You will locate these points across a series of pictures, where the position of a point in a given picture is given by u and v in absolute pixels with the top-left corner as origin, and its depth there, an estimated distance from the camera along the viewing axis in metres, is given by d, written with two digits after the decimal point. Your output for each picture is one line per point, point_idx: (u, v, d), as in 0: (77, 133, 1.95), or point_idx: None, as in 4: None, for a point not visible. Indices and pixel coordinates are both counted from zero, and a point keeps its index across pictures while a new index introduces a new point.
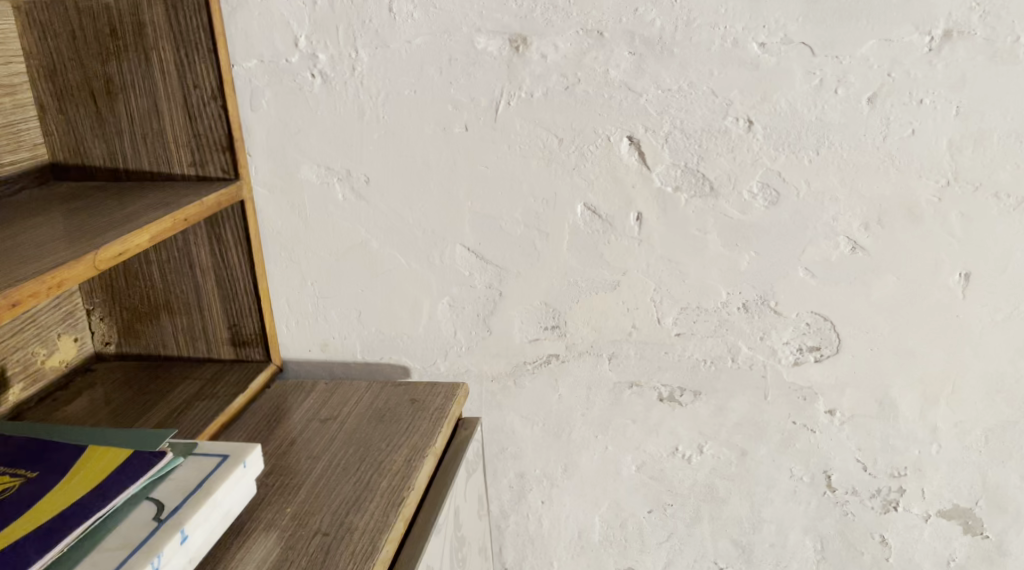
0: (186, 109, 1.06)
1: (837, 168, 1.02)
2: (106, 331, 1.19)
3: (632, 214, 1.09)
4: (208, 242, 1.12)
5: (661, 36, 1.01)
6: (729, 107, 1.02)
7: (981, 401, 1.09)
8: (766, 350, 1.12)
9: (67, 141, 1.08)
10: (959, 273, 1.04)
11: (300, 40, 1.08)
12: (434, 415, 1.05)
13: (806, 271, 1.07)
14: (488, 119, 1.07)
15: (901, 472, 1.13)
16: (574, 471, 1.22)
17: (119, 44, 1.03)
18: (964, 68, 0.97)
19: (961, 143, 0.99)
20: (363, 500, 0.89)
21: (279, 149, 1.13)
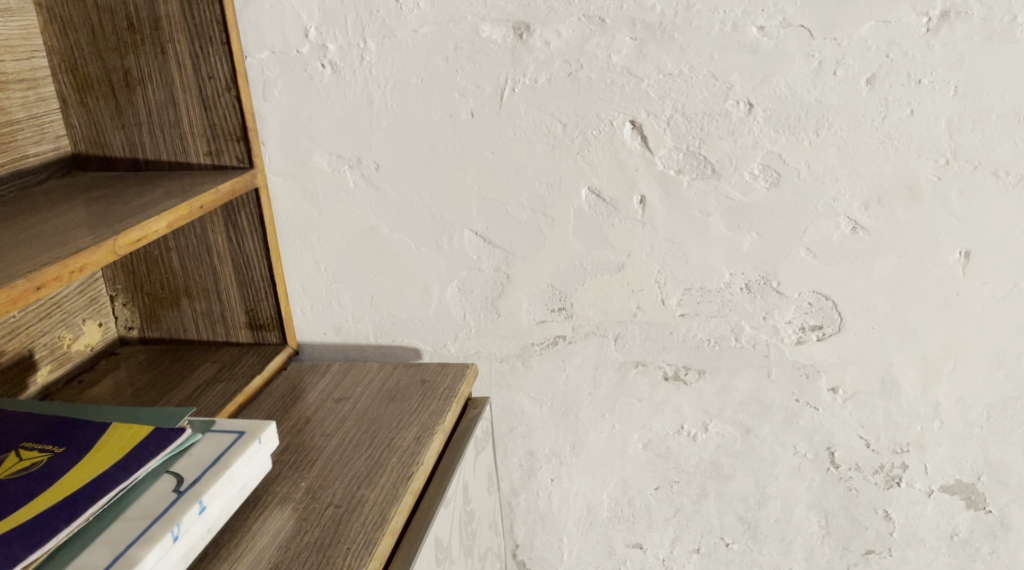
0: (202, 99, 1.09)
1: (837, 149, 1.04)
2: (129, 316, 1.24)
3: (635, 197, 1.11)
4: (224, 228, 1.16)
5: (662, 21, 1.03)
6: (730, 90, 1.04)
7: (983, 377, 1.10)
8: (769, 329, 1.14)
9: (88, 132, 1.12)
10: (959, 252, 1.06)
11: (310, 31, 1.11)
12: (443, 394, 1.08)
13: (807, 251, 1.09)
14: (494, 105, 1.10)
15: (904, 448, 1.15)
16: (582, 449, 1.25)
17: (136, 37, 1.07)
18: (961, 48, 0.98)
19: (959, 123, 1.00)
20: (374, 475, 0.93)
21: (292, 138, 1.16)
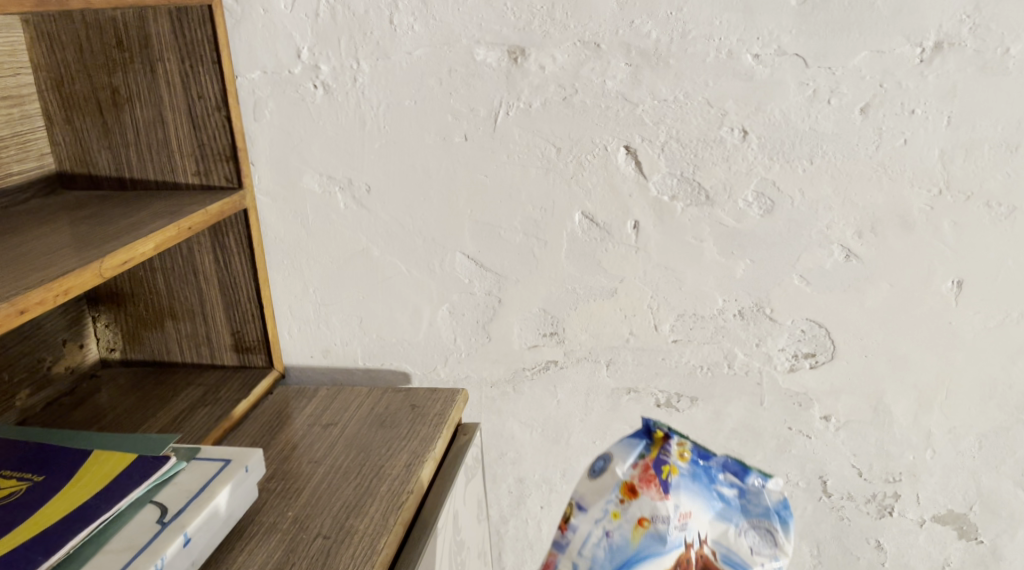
0: (191, 119, 1.08)
1: (831, 177, 1.04)
2: (111, 338, 1.22)
3: (629, 221, 1.10)
4: (211, 250, 1.14)
5: (658, 47, 1.02)
6: (724, 117, 1.04)
7: (975, 407, 1.10)
8: (762, 356, 1.13)
9: (74, 150, 1.10)
10: (951, 281, 1.06)
11: (303, 51, 1.09)
12: (433, 420, 1.06)
13: (801, 278, 1.09)
14: (487, 128, 1.09)
15: (896, 477, 1.15)
16: (573, 476, 1.24)
17: (125, 55, 1.05)
18: (954, 79, 0.98)
19: (952, 153, 1.01)
20: (363, 504, 0.90)
21: (282, 159, 1.15)
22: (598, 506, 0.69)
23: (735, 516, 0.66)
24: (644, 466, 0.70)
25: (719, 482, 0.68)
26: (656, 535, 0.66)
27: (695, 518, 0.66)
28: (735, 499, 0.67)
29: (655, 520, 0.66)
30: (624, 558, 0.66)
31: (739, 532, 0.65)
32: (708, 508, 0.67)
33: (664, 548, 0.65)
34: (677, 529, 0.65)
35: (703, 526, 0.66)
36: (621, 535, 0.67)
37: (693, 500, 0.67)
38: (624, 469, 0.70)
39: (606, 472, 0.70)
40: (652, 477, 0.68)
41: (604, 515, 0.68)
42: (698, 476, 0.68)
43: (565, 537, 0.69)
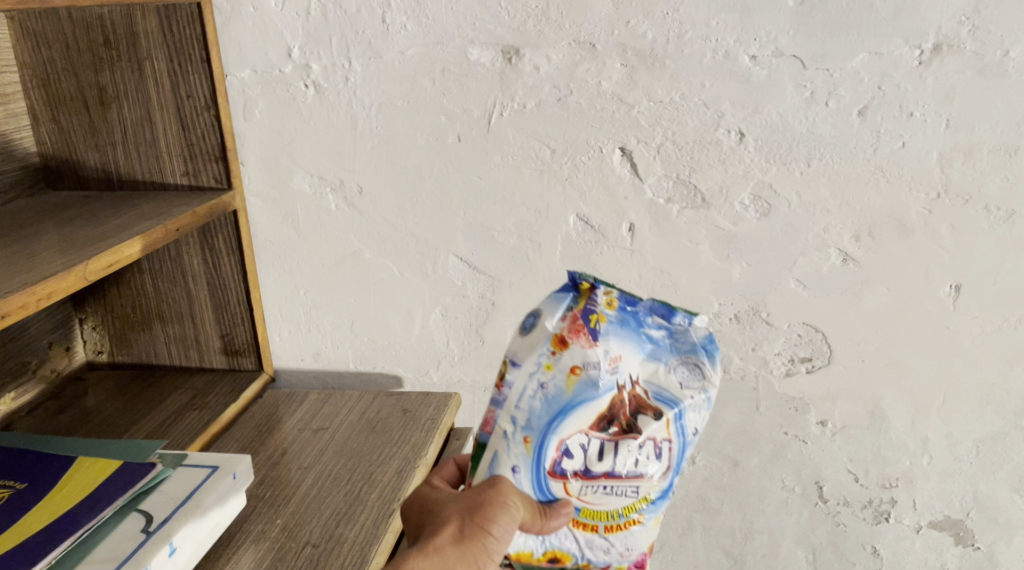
0: (180, 118, 1.06)
1: (828, 180, 1.03)
2: (98, 340, 1.20)
3: (624, 224, 1.09)
4: (200, 251, 1.12)
5: (654, 48, 1.01)
6: (721, 119, 1.03)
7: (972, 413, 1.09)
8: (758, 361, 1.12)
9: (60, 149, 1.09)
10: (949, 285, 1.05)
11: (293, 50, 1.08)
12: (425, 425, 1.05)
13: (797, 282, 1.08)
14: (481, 129, 1.08)
15: (892, 483, 1.14)
16: None
17: (112, 53, 1.03)
18: (953, 81, 0.97)
19: (950, 156, 0.99)
20: (353, 512, 0.89)
21: (273, 159, 1.13)
22: (531, 361, 0.68)
23: (664, 355, 0.71)
24: (572, 316, 0.69)
25: (648, 324, 0.72)
26: (589, 381, 0.68)
27: (625, 361, 0.69)
28: (664, 339, 0.72)
29: (588, 367, 0.68)
30: (560, 406, 0.68)
31: (669, 369, 0.70)
32: (636, 350, 0.70)
33: (597, 393, 0.68)
34: (609, 373, 0.68)
35: (633, 367, 0.70)
36: (556, 385, 0.68)
37: (623, 345, 0.69)
38: (554, 321, 0.69)
39: (536, 325, 0.69)
40: (582, 327, 0.68)
41: (537, 368, 0.68)
42: (628, 320, 0.70)
43: (501, 393, 0.69)
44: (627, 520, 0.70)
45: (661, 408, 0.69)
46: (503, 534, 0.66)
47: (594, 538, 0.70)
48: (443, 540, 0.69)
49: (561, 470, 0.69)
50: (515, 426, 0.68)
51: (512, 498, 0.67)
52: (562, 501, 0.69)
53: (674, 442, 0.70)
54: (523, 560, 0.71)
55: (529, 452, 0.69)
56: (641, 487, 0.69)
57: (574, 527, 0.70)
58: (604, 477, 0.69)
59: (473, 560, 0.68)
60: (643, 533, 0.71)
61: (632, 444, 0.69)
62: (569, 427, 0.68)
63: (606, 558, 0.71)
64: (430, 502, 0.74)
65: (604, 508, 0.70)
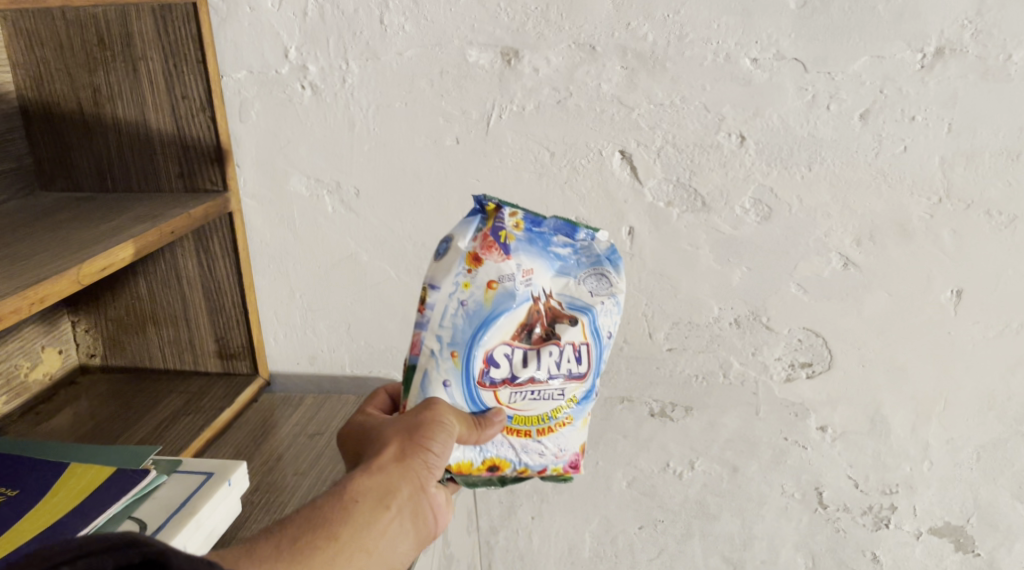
0: (175, 120, 1.05)
1: (829, 185, 1.02)
2: (91, 344, 1.18)
3: (624, 228, 1.08)
4: (195, 254, 1.11)
5: (654, 50, 1.00)
6: (721, 122, 1.02)
7: (973, 418, 1.08)
8: (758, 366, 1.11)
9: (53, 150, 1.07)
10: (950, 290, 1.04)
11: (290, 51, 1.06)
12: None
13: (798, 287, 1.07)
14: (479, 132, 1.07)
15: (892, 489, 1.13)
16: (564, 486, 1.22)
17: (106, 53, 1.02)
18: (956, 85, 0.96)
19: (953, 160, 0.99)
20: None
21: (269, 161, 1.12)
22: (449, 281, 0.77)
23: (573, 270, 0.81)
24: (483, 236, 0.79)
25: (552, 245, 0.81)
26: (506, 293, 0.77)
27: (537, 275, 0.79)
28: (570, 255, 0.81)
29: (503, 280, 0.77)
30: (481, 319, 0.77)
31: (578, 281, 0.80)
32: (546, 266, 0.79)
33: (514, 304, 0.78)
34: (524, 285, 0.78)
35: (546, 282, 0.79)
36: (475, 301, 0.77)
37: (531, 262, 0.79)
38: (465, 244, 0.79)
39: (450, 249, 0.79)
40: (493, 244, 0.78)
41: (456, 288, 0.78)
42: (533, 241, 0.80)
43: (424, 316, 0.78)
44: (557, 422, 0.80)
45: (576, 315, 0.79)
46: (443, 448, 0.75)
47: (528, 443, 0.80)
48: (385, 459, 0.75)
49: (491, 380, 0.78)
50: (442, 344, 0.78)
51: (446, 416, 0.75)
52: (493, 410, 0.78)
53: (592, 344, 0.79)
54: (465, 472, 0.79)
55: (458, 366, 0.78)
56: (566, 390, 0.79)
57: (509, 435, 0.80)
58: (531, 384, 0.79)
59: (416, 476, 0.75)
60: (573, 434, 0.81)
61: (553, 349, 0.78)
62: (492, 339, 0.78)
63: (542, 461, 0.80)
64: (365, 427, 0.80)
65: (534, 414, 0.80)
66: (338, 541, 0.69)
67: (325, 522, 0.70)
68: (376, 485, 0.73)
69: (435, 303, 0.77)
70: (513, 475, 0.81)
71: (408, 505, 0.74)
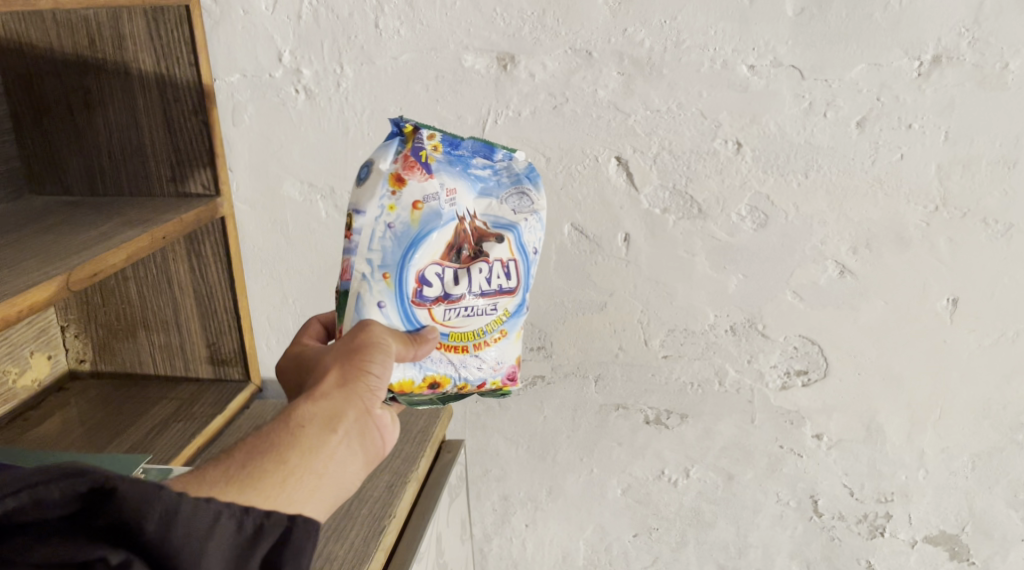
0: (167, 123, 1.04)
1: (826, 192, 1.02)
2: (80, 349, 1.17)
3: (619, 234, 1.08)
4: (187, 259, 1.10)
5: (651, 57, 1.00)
6: (718, 129, 1.01)
7: (969, 427, 1.08)
8: (753, 373, 1.11)
9: (43, 153, 1.06)
10: (946, 298, 1.04)
11: (284, 55, 1.05)
12: (416, 438, 1.02)
13: (794, 294, 1.06)
14: (475, 137, 1.06)
15: (888, 497, 1.13)
16: (559, 493, 1.22)
17: (97, 56, 1.01)
18: (952, 93, 0.96)
19: (949, 168, 0.98)
20: (342, 528, 0.87)
21: (262, 165, 1.11)
22: (374, 205, 0.74)
23: (495, 192, 0.79)
24: (403, 157, 0.76)
25: (472, 167, 0.79)
26: (432, 212, 0.75)
27: (461, 195, 0.77)
28: (490, 178, 0.79)
29: (428, 200, 0.75)
30: (410, 239, 0.75)
31: (501, 202, 0.78)
32: (469, 188, 0.77)
33: (441, 223, 0.76)
34: (449, 205, 0.76)
35: (469, 203, 0.77)
36: (402, 222, 0.75)
37: (454, 182, 0.77)
38: (386, 165, 0.76)
39: (371, 172, 0.75)
40: (414, 164, 0.76)
41: (381, 211, 0.75)
42: (453, 162, 0.77)
43: (351, 241, 0.75)
44: (492, 336, 0.79)
45: (501, 233, 0.78)
46: (383, 369, 0.71)
47: (467, 359, 0.79)
48: (327, 386, 0.68)
49: (424, 299, 0.77)
50: (372, 267, 0.75)
51: (383, 338, 0.72)
52: (428, 328, 0.77)
53: (519, 260, 0.78)
54: (406, 392, 0.77)
55: (390, 287, 0.76)
56: (498, 304, 0.79)
57: (446, 351, 0.78)
58: (463, 301, 0.78)
59: (360, 399, 0.69)
60: (508, 346, 0.80)
61: (482, 267, 0.77)
62: (423, 259, 0.76)
63: (481, 375, 0.79)
64: (302, 362, 0.74)
65: (469, 330, 0.78)
66: (287, 465, 0.61)
67: (273, 446, 0.62)
68: (320, 409, 0.66)
69: (362, 227, 0.74)
70: (453, 392, 0.79)
71: (356, 429, 0.67)
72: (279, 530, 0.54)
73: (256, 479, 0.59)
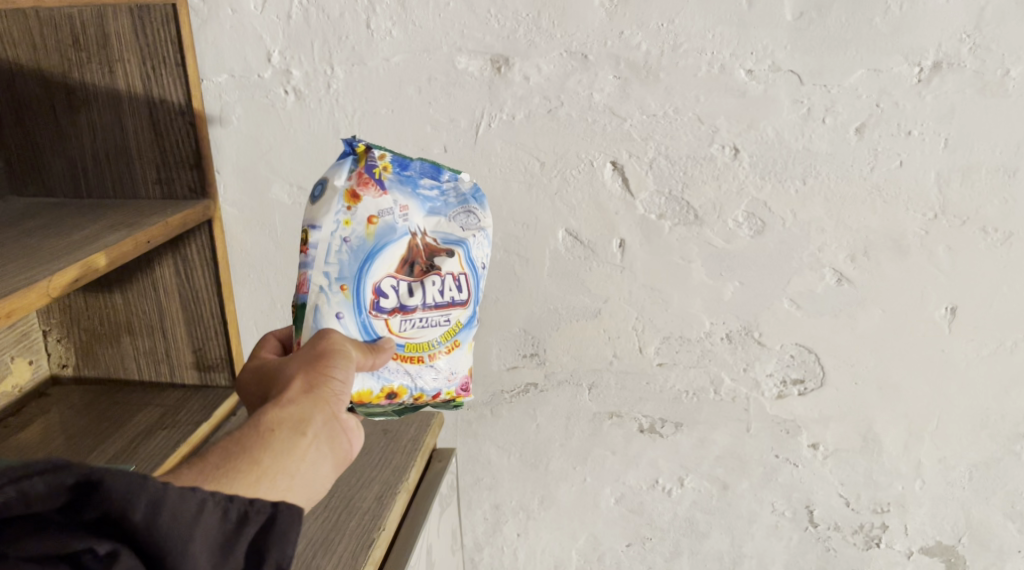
0: (153, 124, 1.01)
1: (824, 199, 1.00)
2: (62, 353, 1.14)
3: (614, 240, 1.06)
4: (173, 262, 1.07)
5: (648, 60, 0.98)
6: (715, 134, 1.00)
7: (966, 437, 1.07)
8: (749, 382, 1.09)
9: (25, 154, 1.03)
10: (945, 307, 1.03)
11: (273, 55, 1.03)
12: (407, 447, 1.00)
13: (791, 302, 1.05)
14: (468, 141, 1.04)
15: (884, 508, 1.11)
16: (551, 502, 1.20)
17: (81, 55, 0.98)
18: (953, 100, 0.94)
19: (948, 176, 0.97)
20: (331, 541, 0.85)
21: (250, 168, 1.09)
22: (329, 219, 0.74)
23: (444, 208, 0.77)
24: (356, 173, 0.75)
25: (423, 185, 0.77)
26: (387, 227, 0.74)
27: (413, 211, 0.76)
28: (439, 193, 0.78)
29: (382, 214, 0.74)
30: (366, 253, 0.74)
31: (450, 218, 0.77)
32: (420, 205, 0.76)
33: (395, 236, 0.75)
34: (402, 220, 0.75)
35: (419, 220, 0.76)
36: (357, 237, 0.74)
37: (405, 199, 0.76)
38: (341, 181, 0.75)
39: (326, 189, 0.74)
40: (368, 180, 0.75)
41: (337, 225, 0.74)
42: (403, 180, 0.76)
43: (307, 256, 0.74)
44: (446, 347, 0.78)
45: (452, 248, 0.76)
46: (346, 374, 0.70)
47: (422, 369, 0.77)
48: (294, 391, 0.68)
49: (380, 311, 0.75)
50: (329, 280, 0.74)
51: (344, 346, 0.71)
52: (384, 339, 0.75)
53: (470, 274, 0.77)
54: (364, 403, 0.75)
55: (348, 299, 0.74)
56: (452, 316, 0.77)
57: (402, 362, 0.76)
58: (417, 313, 0.76)
59: (327, 403, 0.68)
60: (462, 357, 0.78)
61: (435, 280, 0.75)
62: (379, 271, 0.74)
63: (436, 386, 0.77)
64: (263, 369, 0.73)
65: (424, 341, 0.76)
66: (259, 464, 0.62)
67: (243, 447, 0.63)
68: (288, 413, 0.66)
69: (318, 241, 0.73)
70: (410, 403, 0.77)
71: (324, 431, 0.67)
72: (263, 518, 0.54)
73: (228, 477, 0.60)
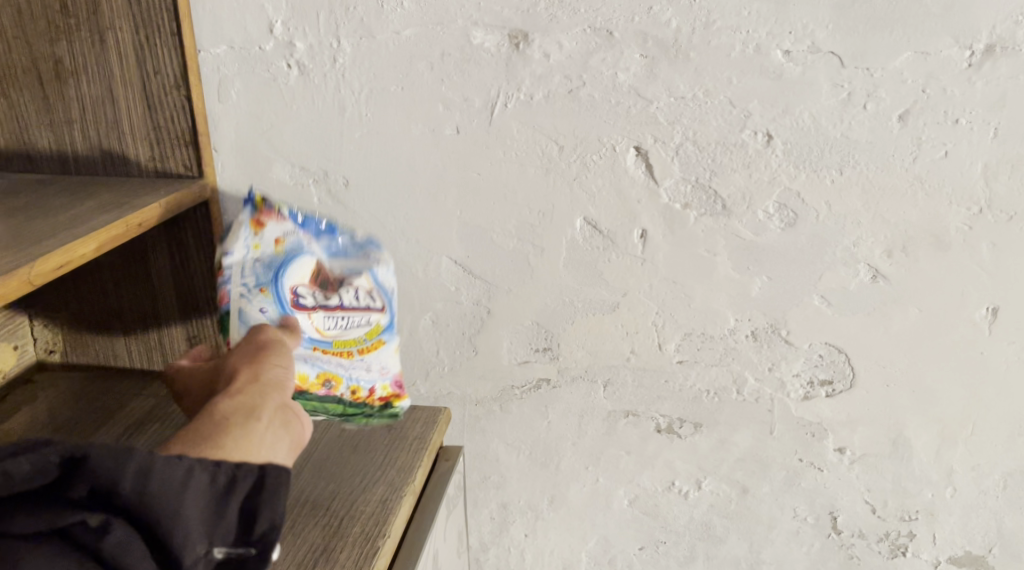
0: (145, 97, 0.94)
1: (861, 190, 0.94)
2: (50, 338, 1.08)
3: (635, 230, 1.00)
4: (167, 244, 1.01)
5: (677, 38, 0.91)
6: (747, 119, 0.93)
7: (1001, 444, 1.02)
8: (774, 382, 1.03)
9: (9, 128, 0.96)
10: (985, 308, 0.97)
11: (275, 26, 0.96)
12: (413, 445, 0.94)
13: (822, 299, 0.99)
14: (482, 122, 0.97)
15: (912, 515, 1.06)
16: (561, 503, 1.15)
17: (69, 21, 0.91)
18: (1004, 86, 0.88)
19: (996, 169, 0.91)
20: (332, 549, 0.79)
21: (250, 146, 1.02)
22: (241, 242, 0.85)
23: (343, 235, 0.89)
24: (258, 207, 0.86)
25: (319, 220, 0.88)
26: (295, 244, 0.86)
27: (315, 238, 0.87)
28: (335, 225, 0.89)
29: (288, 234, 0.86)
30: (278, 266, 0.84)
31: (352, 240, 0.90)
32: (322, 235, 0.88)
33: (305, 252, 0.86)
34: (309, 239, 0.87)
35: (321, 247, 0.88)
36: (268, 255, 0.85)
37: (311, 234, 0.88)
38: (245, 216, 0.86)
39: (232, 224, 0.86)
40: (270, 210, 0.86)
41: (249, 248, 0.85)
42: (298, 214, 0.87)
43: (225, 275, 0.84)
44: (367, 345, 0.87)
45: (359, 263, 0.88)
46: (285, 362, 0.73)
47: (353, 363, 0.87)
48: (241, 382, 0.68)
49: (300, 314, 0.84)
50: (248, 291, 0.83)
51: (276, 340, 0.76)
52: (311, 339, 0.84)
53: (378, 287, 0.87)
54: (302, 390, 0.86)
55: (269, 302, 0.83)
56: (370, 318, 0.86)
57: (332, 357, 0.86)
58: (337, 314, 0.85)
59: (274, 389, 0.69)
60: (388, 354, 0.88)
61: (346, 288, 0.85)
62: (293, 281, 0.84)
63: (370, 378, 0.89)
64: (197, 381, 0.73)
65: (348, 339, 0.86)
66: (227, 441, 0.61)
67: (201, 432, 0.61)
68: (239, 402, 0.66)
69: (232, 263, 0.84)
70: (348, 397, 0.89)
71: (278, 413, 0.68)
72: (251, 479, 0.56)
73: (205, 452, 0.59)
